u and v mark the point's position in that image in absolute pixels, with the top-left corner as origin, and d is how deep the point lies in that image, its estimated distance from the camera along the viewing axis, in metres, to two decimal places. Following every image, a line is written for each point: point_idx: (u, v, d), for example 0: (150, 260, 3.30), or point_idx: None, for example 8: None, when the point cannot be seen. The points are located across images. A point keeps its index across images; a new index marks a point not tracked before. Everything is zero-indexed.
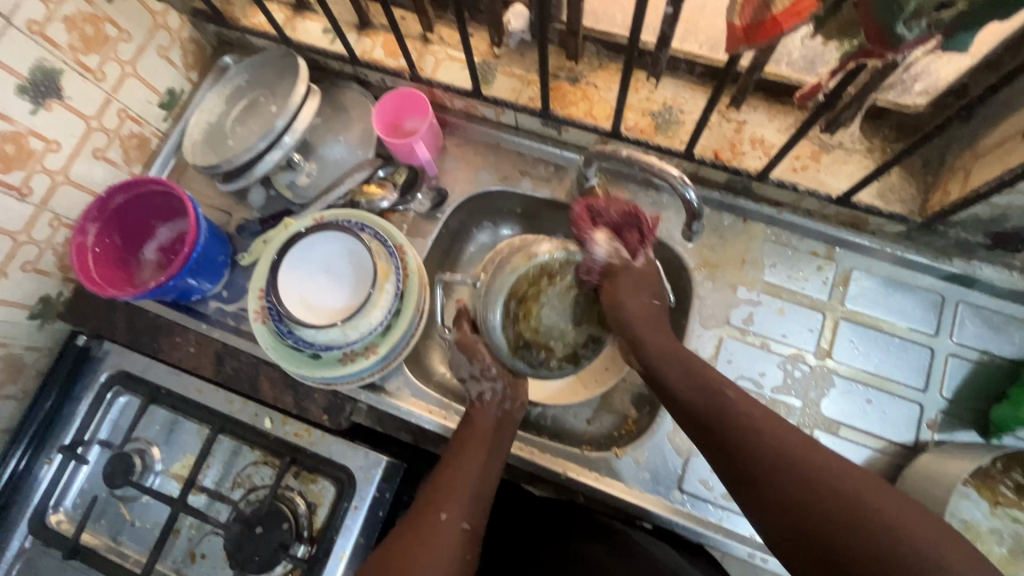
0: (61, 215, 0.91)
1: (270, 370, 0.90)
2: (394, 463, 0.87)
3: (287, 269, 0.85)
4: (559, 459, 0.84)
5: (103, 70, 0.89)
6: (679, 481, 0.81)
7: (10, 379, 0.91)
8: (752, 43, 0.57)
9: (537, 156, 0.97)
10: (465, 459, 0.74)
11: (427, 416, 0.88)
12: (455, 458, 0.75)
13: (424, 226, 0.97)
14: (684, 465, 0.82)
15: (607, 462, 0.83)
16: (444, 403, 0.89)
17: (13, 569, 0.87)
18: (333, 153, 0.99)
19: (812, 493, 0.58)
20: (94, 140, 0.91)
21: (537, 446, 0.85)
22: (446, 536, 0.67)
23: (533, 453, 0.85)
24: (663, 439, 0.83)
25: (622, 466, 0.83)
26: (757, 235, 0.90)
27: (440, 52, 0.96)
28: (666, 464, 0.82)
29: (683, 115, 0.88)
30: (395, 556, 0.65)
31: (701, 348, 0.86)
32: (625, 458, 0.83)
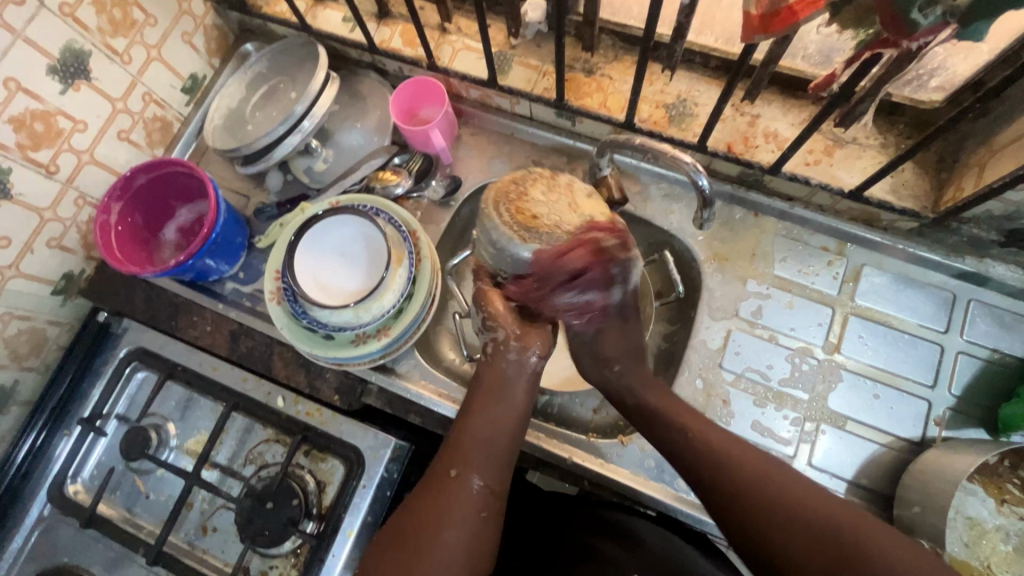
0: (85, 194, 0.93)
1: (283, 350, 0.92)
2: (403, 445, 0.88)
3: (303, 250, 0.87)
4: (566, 445, 0.85)
5: (130, 53, 0.91)
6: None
7: (33, 352, 0.94)
8: (769, 32, 0.58)
9: (552, 146, 0.99)
10: (477, 416, 0.76)
11: (436, 399, 0.90)
12: (467, 416, 0.77)
13: (438, 213, 0.98)
14: None
15: (612, 449, 0.84)
16: (454, 387, 0.91)
17: (32, 536, 0.90)
18: (350, 139, 1.01)
19: (792, 509, 0.63)
20: (119, 121, 0.94)
21: (544, 431, 0.86)
22: (459, 494, 0.71)
23: (540, 438, 0.86)
24: None
25: (628, 453, 0.84)
26: (768, 229, 0.91)
27: (457, 42, 0.97)
28: None
29: (697, 108, 0.88)
30: (411, 516, 0.70)
31: (709, 339, 0.87)
32: (630, 445, 0.84)
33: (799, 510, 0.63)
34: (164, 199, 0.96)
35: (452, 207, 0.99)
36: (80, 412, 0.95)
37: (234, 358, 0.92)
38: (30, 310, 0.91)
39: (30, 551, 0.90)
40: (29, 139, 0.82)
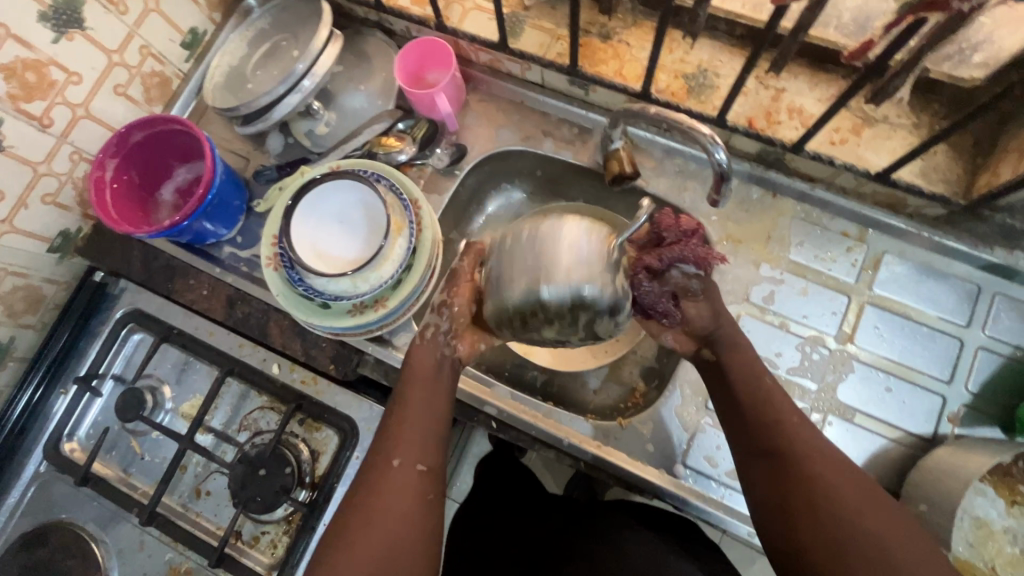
0: (81, 149, 0.91)
1: (280, 317, 0.90)
2: None
3: (300, 215, 0.84)
4: (563, 425, 0.83)
5: (126, 3, 0.87)
6: (683, 456, 0.80)
7: (29, 309, 0.93)
8: None
9: (562, 117, 0.94)
10: (408, 404, 0.72)
11: None
12: (399, 406, 0.72)
13: (442, 183, 0.95)
14: (690, 440, 0.80)
15: (611, 431, 0.82)
16: None
17: (29, 492, 0.90)
18: (354, 102, 0.97)
19: (828, 499, 0.61)
20: (115, 75, 0.91)
21: (541, 411, 0.83)
22: (399, 481, 0.68)
23: (535, 416, 0.83)
24: (670, 413, 0.81)
25: (626, 436, 0.81)
26: (785, 212, 0.86)
27: (468, 1, 0.92)
28: (670, 438, 0.81)
29: (718, 79, 0.83)
30: (355, 512, 0.67)
31: None
32: (629, 429, 0.82)
33: (841, 502, 0.60)
34: (161, 157, 0.94)
35: (456, 177, 0.95)
36: (77, 371, 0.94)
37: (230, 323, 0.91)
38: (26, 267, 0.90)
39: (26, 506, 0.90)
40: (22, 90, 0.79)
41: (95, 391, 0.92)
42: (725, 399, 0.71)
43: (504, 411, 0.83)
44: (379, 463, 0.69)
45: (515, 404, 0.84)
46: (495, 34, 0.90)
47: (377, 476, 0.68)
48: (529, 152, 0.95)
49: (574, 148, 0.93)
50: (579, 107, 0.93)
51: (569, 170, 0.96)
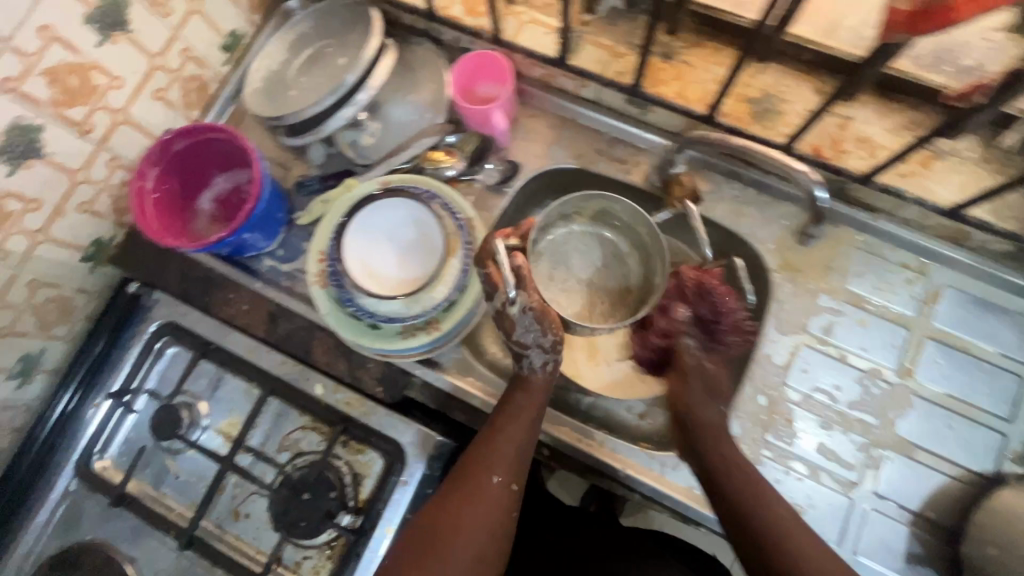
0: (118, 156, 0.87)
1: (324, 335, 0.87)
2: (445, 442, 0.85)
3: (354, 234, 0.82)
4: (619, 455, 0.81)
5: (171, 4, 0.84)
6: None
7: (61, 320, 0.89)
8: (914, 32, 0.53)
9: (617, 135, 0.92)
10: (514, 428, 0.78)
11: (483, 396, 0.87)
12: (503, 425, 0.79)
13: (491, 200, 0.93)
14: None
15: (667, 462, 0.81)
16: (502, 385, 0.87)
17: (58, 510, 0.87)
18: (399, 113, 0.92)
19: None
20: (155, 79, 0.87)
21: (596, 440, 0.82)
22: (493, 498, 0.77)
23: (591, 445, 0.81)
24: None
25: (682, 468, 0.80)
26: (846, 241, 0.85)
27: (524, 14, 0.90)
28: None
29: (784, 104, 0.81)
30: (447, 514, 0.74)
31: (774, 354, 0.82)
32: (685, 460, 0.80)
33: None
34: (203, 166, 0.91)
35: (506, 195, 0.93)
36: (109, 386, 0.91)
37: (271, 340, 0.88)
38: (58, 277, 0.86)
39: (56, 525, 0.87)
40: (64, 95, 0.75)
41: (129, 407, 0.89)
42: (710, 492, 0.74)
43: (566, 441, 0.82)
44: (480, 478, 0.76)
45: (569, 431, 0.83)
46: (553, 49, 0.88)
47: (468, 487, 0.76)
48: (581, 173, 0.93)
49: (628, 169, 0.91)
50: (640, 127, 0.90)
51: (620, 190, 0.93)
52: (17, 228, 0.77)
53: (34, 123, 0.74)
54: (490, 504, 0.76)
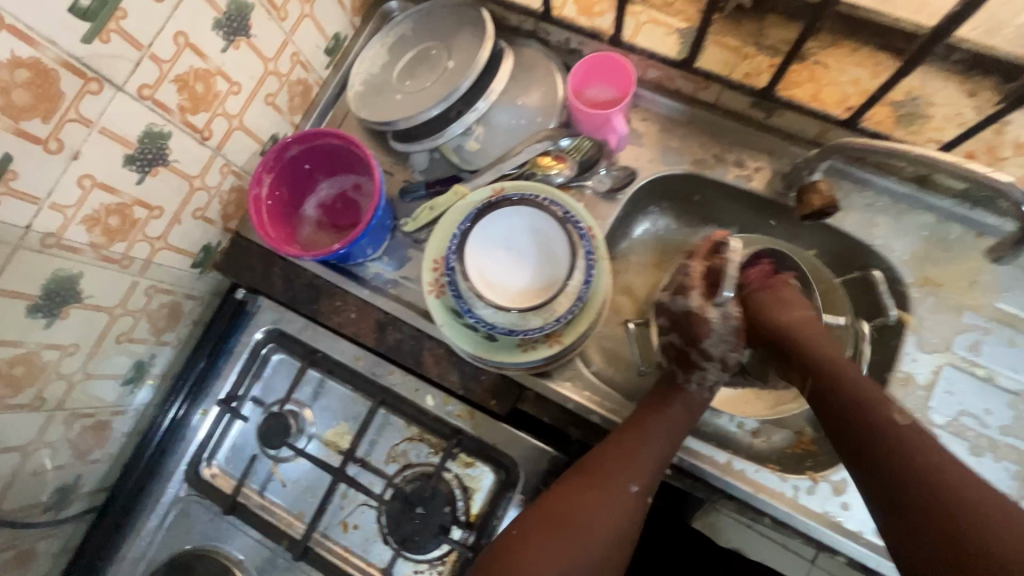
0: (230, 162, 0.86)
1: (434, 346, 0.85)
2: (561, 459, 0.82)
3: (474, 243, 0.80)
4: (750, 478, 0.76)
5: (287, 8, 0.82)
6: None
7: (170, 326, 0.89)
8: None
9: (735, 139, 0.87)
10: (662, 423, 0.77)
11: (600, 412, 0.82)
12: (651, 419, 0.77)
13: (602, 207, 0.89)
14: None
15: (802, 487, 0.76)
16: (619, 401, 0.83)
17: (169, 514, 0.88)
18: (505, 116, 0.90)
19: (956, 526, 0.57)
20: (268, 84, 0.86)
21: (726, 461, 0.77)
22: (624, 498, 0.74)
23: (720, 467, 0.77)
24: None
25: (819, 493, 0.76)
26: (992, 254, 0.79)
27: (642, 14, 0.86)
28: None
29: (931, 108, 0.76)
30: (574, 498, 0.72)
31: (915, 374, 0.77)
32: (822, 484, 0.76)
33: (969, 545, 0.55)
34: (311, 172, 0.89)
35: (619, 202, 0.89)
36: (215, 392, 0.91)
37: (381, 350, 0.86)
38: (172, 283, 0.86)
39: (169, 528, 0.88)
40: (190, 101, 0.75)
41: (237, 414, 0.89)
42: (849, 447, 0.66)
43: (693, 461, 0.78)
44: (617, 475, 0.74)
45: (693, 451, 0.79)
46: (674, 50, 0.84)
47: (601, 485, 0.74)
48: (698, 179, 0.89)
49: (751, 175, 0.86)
50: (765, 133, 0.86)
51: (735, 196, 0.89)
52: (142, 234, 0.77)
53: (163, 130, 0.73)
54: (621, 511, 0.73)
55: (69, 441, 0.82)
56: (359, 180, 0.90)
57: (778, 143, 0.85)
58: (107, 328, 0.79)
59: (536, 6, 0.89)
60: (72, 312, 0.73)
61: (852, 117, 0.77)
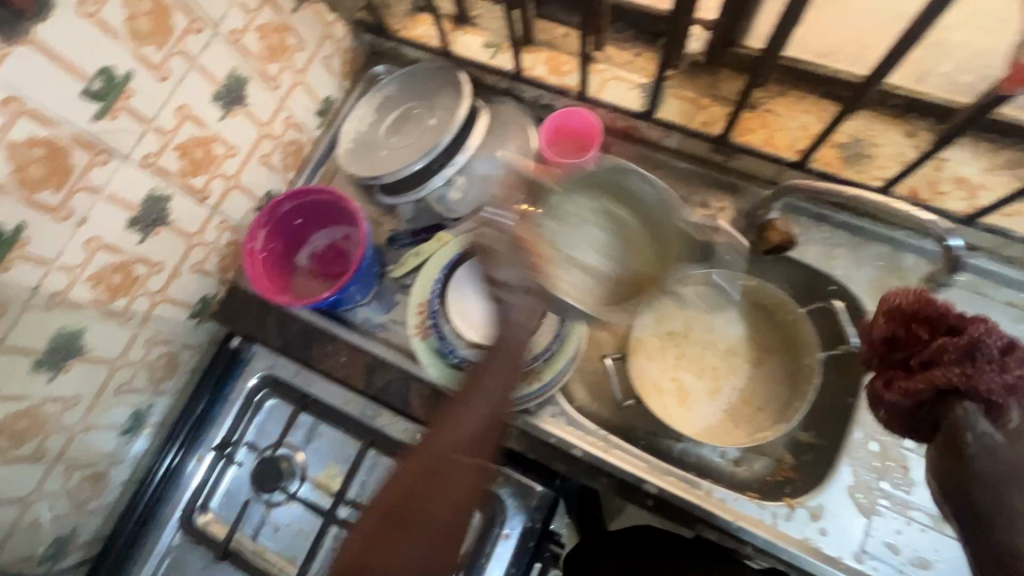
0: (227, 218, 0.92)
1: (421, 387, 0.88)
2: (546, 493, 0.84)
3: (455, 287, 0.86)
4: (728, 507, 0.79)
5: (280, 78, 0.90)
6: (862, 542, 0.76)
7: (167, 375, 0.93)
8: None
9: (698, 181, 0.93)
10: (485, 384, 0.77)
11: (583, 446, 0.84)
12: (475, 379, 0.78)
13: (578, 248, 0.95)
14: (868, 525, 0.76)
15: (781, 514, 0.78)
16: (601, 434, 0.85)
17: (164, 563, 0.89)
18: (485, 167, 0.96)
19: None
20: (263, 146, 0.93)
21: (704, 489, 0.80)
22: (461, 473, 0.73)
23: (699, 496, 0.79)
24: (843, 492, 0.78)
25: (796, 519, 0.77)
26: None
27: (606, 72, 0.94)
28: (848, 522, 0.77)
29: (875, 148, 0.82)
30: (416, 492, 0.72)
31: None
32: (799, 510, 0.78)
33: None
34: (301, 223, 0.95)
35: (594, 242, 0.94)
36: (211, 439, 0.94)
37: (370, 393, 0.89)
38: (170, 334, 0.90)
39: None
40: (189, 166, 0.81)
41: (231, 460, 0.91)
42: (959, 494, 0.57)
43: (673, 490, 0.80)
44: (441, 450, 0.73)
45: (673, 481, 0.81)
46: (637, 103, 0.92)
47: (449, 462, 0.73)
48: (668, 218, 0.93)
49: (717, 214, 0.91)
50: (729, 176, 0.91)
51: None
52: (142, 289, 0.82)
53: (165, 193, 0.79)
54: (464, 481, 0.73)
55: (68, 492, 0.85)
56: (345, 232, 0.96)
57: (740, 185, 0.91)
58: (107, 379, 0.83)
59: (510, 67, 0.97)
60: (74, 365, 0.77)
61: (803, 159, 0.83)
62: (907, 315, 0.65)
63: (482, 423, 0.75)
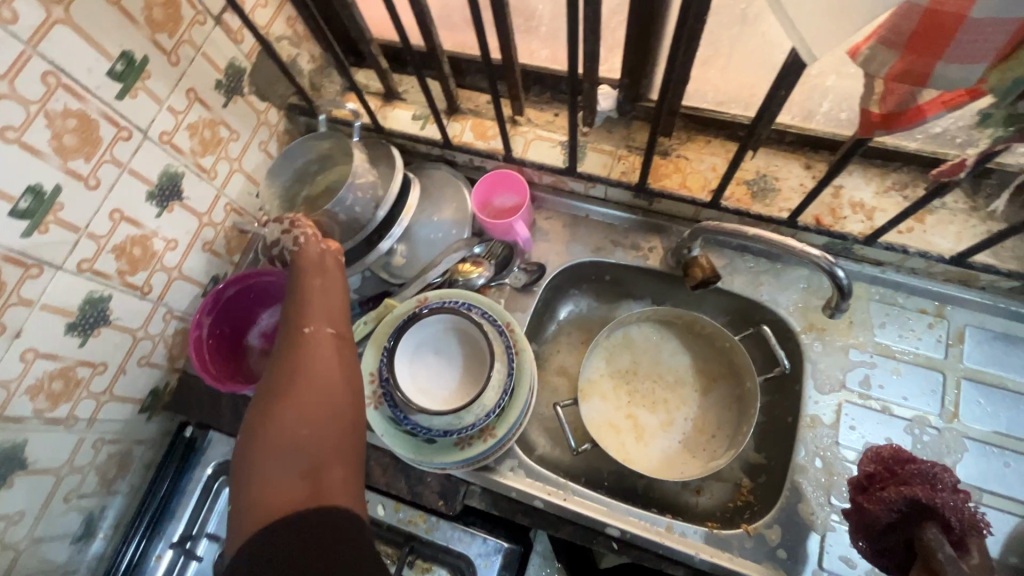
0: (172, 308, 0.92)
1: (380, 455, 0.89)
2: (513, 548, 0.84)
3: (399, 354, 0.86)
4: (689, 540, 0.80)
5: (216, 168, 0.93)
6: (819, 559, 0.78)
7: (120, 474, 0.91)
8: (891, 128, 0.57)
9: (627, 225, 0.99)
10: (307, 292, 0.72)
11: (544, 497, 0.85)
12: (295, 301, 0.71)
13: (522, 299, 0.98)
14: (822, 541, 0.79)
15: (739, 540, 0.80)
16: (562, 482, 0.86)
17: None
18: (426, 231, 0.98)
19: None
20: (203, 234, 0.94)
21: (664, 526, 0.81)
22: (318, 341, 0.67)
23: (660, 533, 0.81)
24: (795, 511, 0.81)
25: (754, 544, 0.80)
26: (862, 296, 0.90)
27: (529, 132, 1.00)
28: (802, 540, 0.79)
29: (778, 182, 0.89)
30: (274, 409, 0.60)
31: (820, 416, 0.85)
32: (756, 535, 0.80)
33: None
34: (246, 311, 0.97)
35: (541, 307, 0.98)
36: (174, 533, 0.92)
37: None
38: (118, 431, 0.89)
39: None
40: (128, 265, 0.82)
41: (192, 554, 0.89)
42: None
43: (635, 531, 0.81)
44: (290, 331, 0.68)
45: (634, 521, 0.82)
46: (560, 159, 0.97)
47: (307, 350, 0.66)
48: (603, 262, 0.99)
49: (647, 258, 0.97)
50: (654, 218, 0.97)
51: (640, 274, 0.99)
52: (86, 392, 0.81)
53: (104, 295, 0.80)
54: (324, 349, 0.66)
55: None
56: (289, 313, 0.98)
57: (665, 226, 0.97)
58: (54, 489, 0.81)
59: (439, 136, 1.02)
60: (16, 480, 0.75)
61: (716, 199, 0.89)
62: (896, 468, 0.72)
63: (318, 306, 0.71)
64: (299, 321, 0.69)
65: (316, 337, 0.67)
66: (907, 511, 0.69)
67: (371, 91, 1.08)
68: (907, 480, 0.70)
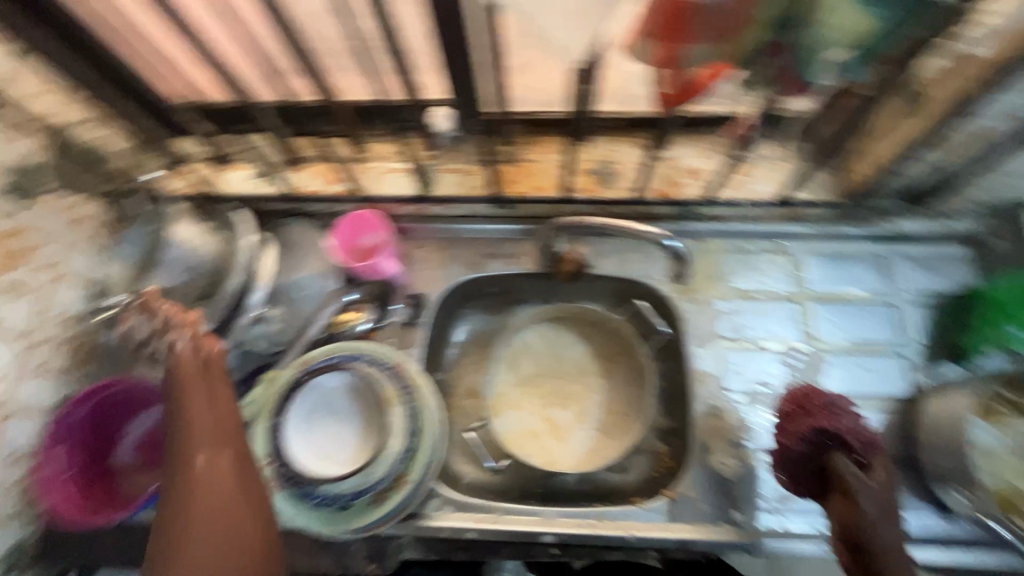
0: (14, 450, 0.79)
1: (296, 543, 0.81)
2: None
3: (291, 425, 0.83)
4: (620, 523, 0.81)
5: (32, 281, 0.81)
6: (736, 502, 0.82)
7: None
8: (651, 36, 0.59)
9: (499, 236, 1.00)
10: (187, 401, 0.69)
11: (473, 526, 0.82)
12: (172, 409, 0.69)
13: (411, 334, 0.94)
14: (735, 484, 0.83)
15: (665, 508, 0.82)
16: (489, 506, 0.84)
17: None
18: (300, 287, 0.95)
19: None
20: (38, 356, 0.82)
21: (596, 518, 0.81)
22: (207, 477, 0.66)
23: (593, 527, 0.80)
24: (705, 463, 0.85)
25: (679, 507, 0.82)
26: (718, 250, 0.97)
27: (378, 167, 1.03)
28: (717, 488, 0.83)
29: (618, 166, 0.98)
30: (172, 551, 0.62)
31: (703, 365, 0.91)
32: (679, 498, 0.83)
33: None
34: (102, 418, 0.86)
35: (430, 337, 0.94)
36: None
37: None
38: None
39: None
40: None
41: None
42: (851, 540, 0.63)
43: (569, 532, 0.80)
44: (179, 468, 0.66)
45: (566, 523, 0.81)
46: (413, 187, 1.01)
47: (197, 486, 0.65)
48: (480, 272, 0.98)
49: (518, 256, 0.99)
50: (518, 218, 0.99)
51: (523, 279, 0.99)
52: None
53: None
54: (219, 483, 0.66)
55: None
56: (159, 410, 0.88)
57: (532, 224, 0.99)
58: None
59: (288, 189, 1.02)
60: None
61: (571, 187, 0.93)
62: (806, 407, 0.75)
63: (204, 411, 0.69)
64: (185, 455, 0.67)
65: (207, 472, 0.66)
66: (822, 446, 0.72)
67: (201, 157, 1.04)
68: (812, 413, 0.74)
